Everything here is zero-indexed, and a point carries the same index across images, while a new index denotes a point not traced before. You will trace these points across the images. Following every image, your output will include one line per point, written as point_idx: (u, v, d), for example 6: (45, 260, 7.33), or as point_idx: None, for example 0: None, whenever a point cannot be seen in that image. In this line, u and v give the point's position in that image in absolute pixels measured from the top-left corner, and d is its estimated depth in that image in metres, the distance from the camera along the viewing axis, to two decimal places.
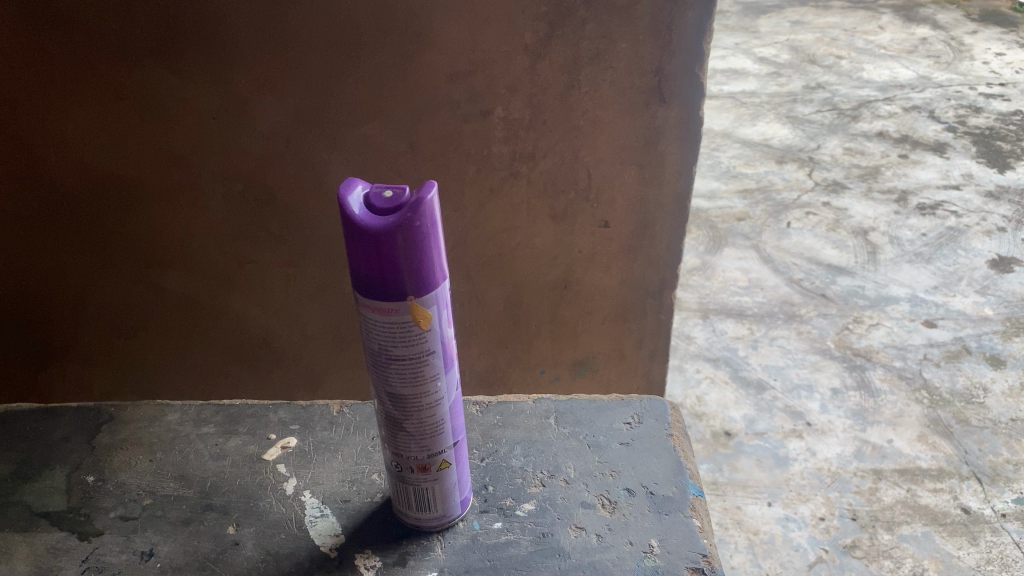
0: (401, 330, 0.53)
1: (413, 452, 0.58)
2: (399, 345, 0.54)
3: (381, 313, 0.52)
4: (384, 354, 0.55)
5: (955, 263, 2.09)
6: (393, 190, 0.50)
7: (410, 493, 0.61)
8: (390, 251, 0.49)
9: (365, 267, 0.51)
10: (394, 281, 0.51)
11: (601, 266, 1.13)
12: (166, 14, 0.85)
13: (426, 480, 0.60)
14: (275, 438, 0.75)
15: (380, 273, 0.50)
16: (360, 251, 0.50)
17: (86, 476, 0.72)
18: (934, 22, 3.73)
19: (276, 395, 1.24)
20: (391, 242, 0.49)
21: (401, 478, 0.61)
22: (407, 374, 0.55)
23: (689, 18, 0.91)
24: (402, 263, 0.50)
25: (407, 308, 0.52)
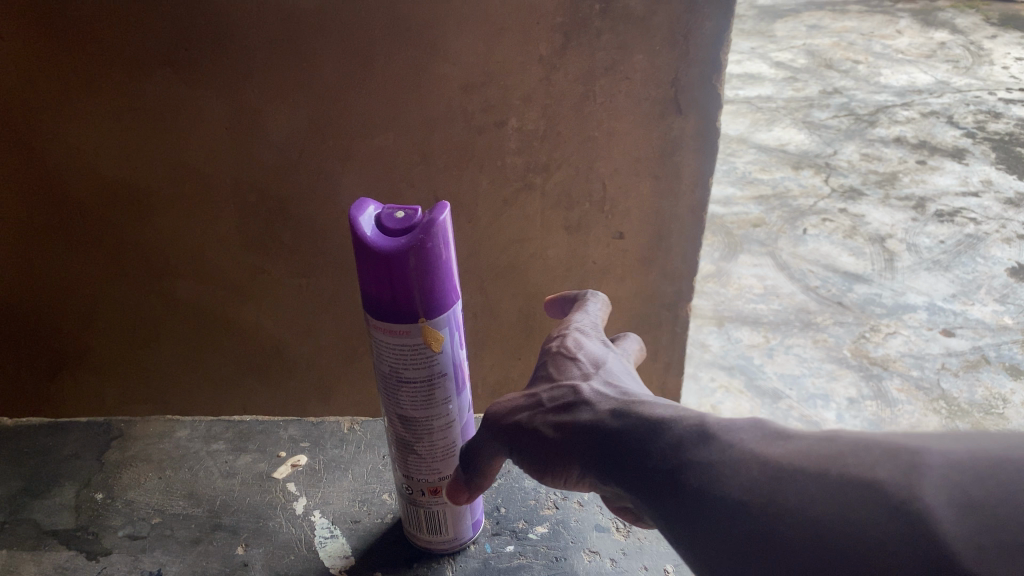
0: (413, 353, 0.52)
1: (424, 474, 0.58)
2: (411, 368, 0.53)
3: (392, 335, 0.51)
4: (395, 376, 0.54)
5: (974, 271, 2.06)
6: (405, 211, 0.50)
7: (420, 516, 0.60)
8: (401, 274, 0.49)
9: (375, 289, 0.50)
10: (405, 303, 0.50)
11: (615, 277, 1.11)
12: (180, 24, 0.85)
13: (438, 503, 0.59)
14: (285, 456, 0.76)
15: (391, 295, 0.50)
16: (371, 273, 0.49)
17: (95, 494, 0.72)
18: (952, 26, 3.69)
19: (288, 405, 1.23)
20: (402, 264, 0.48)
21: (411, 500, 0.60)
22: (419, 397, 0.54)
23: (707, 29, 0.90)
24: (413, 285, 0.49)
25: (419, 331, 0.51)
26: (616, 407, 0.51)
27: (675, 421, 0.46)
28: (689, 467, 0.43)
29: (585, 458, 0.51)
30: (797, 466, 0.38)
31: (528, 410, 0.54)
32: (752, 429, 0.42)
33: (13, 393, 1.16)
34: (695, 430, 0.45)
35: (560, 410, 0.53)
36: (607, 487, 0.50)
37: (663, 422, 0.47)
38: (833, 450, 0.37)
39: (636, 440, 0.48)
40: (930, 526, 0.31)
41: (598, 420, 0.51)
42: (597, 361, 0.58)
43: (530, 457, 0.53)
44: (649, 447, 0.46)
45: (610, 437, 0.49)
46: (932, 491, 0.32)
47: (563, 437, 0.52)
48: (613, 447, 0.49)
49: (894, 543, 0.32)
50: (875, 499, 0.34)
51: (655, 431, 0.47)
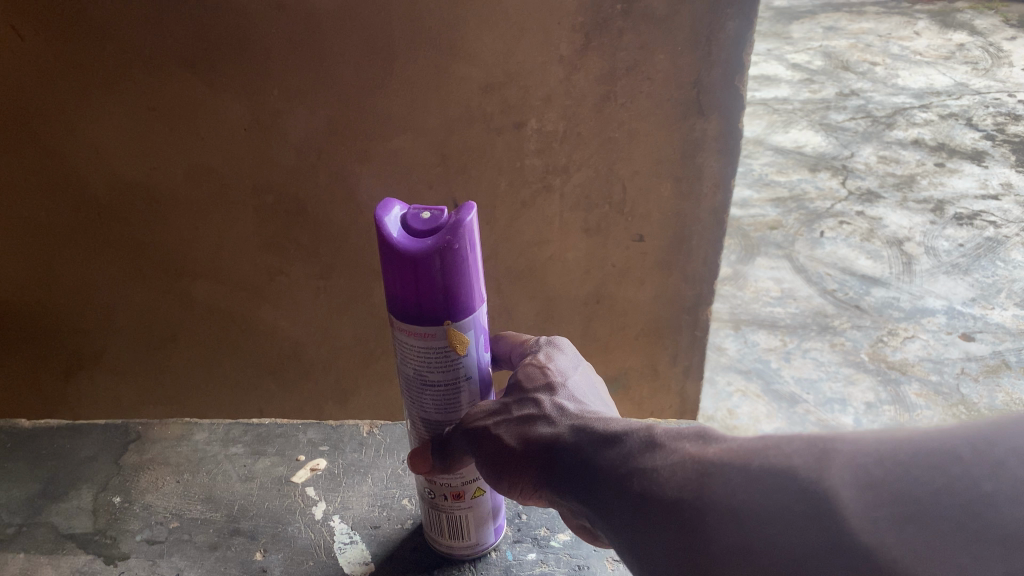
0: (437, 356, 0.52)
1: (446, 479, 0.56)
2: (435, 372, 0.52)
3: (417, 339, 0.51)
4: (418, 379, 0.53)
5: (993, 275, 2.03)
6: (431, 211, 0.49)
7: (441, 520, 0.60)
8: (427, 277, 0.48)
9: (401, 291, 0.49)
10: (430, 306, 0.49)
11: (634, 281, 1.10)
12: (199, 25, 0.84)
13: (460, 508, 0.58)
14: (304, 460, 0.75)
15: (417, 298, 0.49)
16: (397, 274, 0.48)
17: (113, 497, 0.71)
18: (971, 27, 3.65)
19: (305, 408, 1.22)
20: (429, 266, 0.47)
21: (432, 505, 0.59)
22: (443, 400, 0.54)
23: (730, 29, 0.89)
24: (439, 288, 0.48)
25: (445, 333, 0.50)
26: (579, 422, 0.51)
27: (627, 432, 0.48)
28: (632, 472, 0.45)
29: (547, 473, 0.50)
30: (725, 465, 0.40)
31: (494, 417, 0.53)
32: (692, 437, 0.44)
33: (31, 394, 1.16)
34: (643, 438, 0.46)
35: (525, 423, 0.52)
36: (564, 501, 0.50)
37: (618, 433, 0.48)
38: (756, 446, 0.40)
39: (591, 458, 0.48)
40: (837, 503, 0.34)
41: (561, 437, 0.51)
42: (566, 373, 0.57)
43: (491, 467, 0.52)
44: (603, 460, 0.47)
45: (569, 456, 0.49)
46: (842, 471, 0.35)
47: (524, 452, 0.51)
48: (572, 466, 0.49)
49: (804, 520, 0.35)
50: (791, 486, 0.36)
51: (610, 447, 0.48)
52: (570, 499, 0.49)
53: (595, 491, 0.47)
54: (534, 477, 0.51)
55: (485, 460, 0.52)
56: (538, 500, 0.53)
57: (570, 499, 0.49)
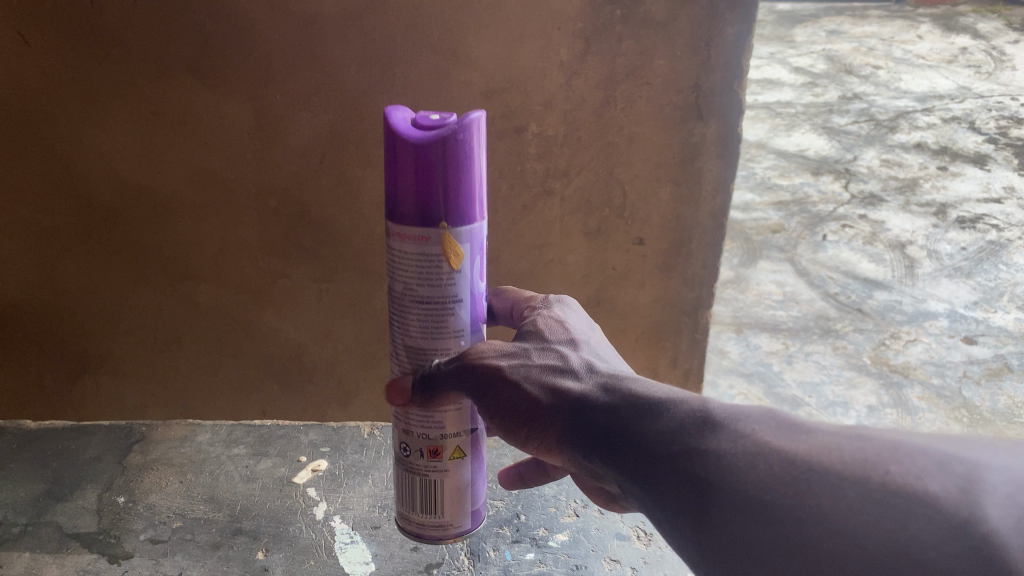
0: (430, 264, 0.55)
1: (426, 430, 0.61)
2: (423, 286, 0.56)
3: (410, 244, 0.55)
4: (406, 295, 0.57)
5: (996, 278, 2.02)
6: (440, 116, 0.54)
7: (414, 486, 0.63)
8: (428, 168, 0.52)
9: (403, 188, 0.53)
10: (428, 201, 0.53)
11: (634, 284, 1.08)
12: (203, 32, 0.88)
13: (436, 470, 0.61)
14: (305, 461, 0.85)
15: (417, 192, 0.53)
16: (401, 169, 0.53)
17: (117, 498, 0.79)
18: (974, 31, 3.63)
19: (307, 412, 1.15)
20: (431, 155, 0.52)
21: (406, 465, 0.63)
22: (428, 321, 0.58)
23: (728, 34, 0.92)
24: (438, 183, 0.53)
25: (439, 238, 0.54)
26: (605, 382, 0.57)
27: (670, 403, 0.53)
28: (710, 450, 0.49)
29: (573, 427, 0.56)
30: (839, 469, 0.45)
31: (515, 364, 0.57)
32: (763, 425, 0.49)
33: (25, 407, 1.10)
34: (699, 414, 0.51)
35: (549, 376, 0.57)
36: (585, 454, 0.56)
37: (660, 404, 0.53)
38: (868, 456, 0.45)
39: (629, 423, 0.53)
40: (995, 540, 0.39)
41: (589, 395, 0.56)
42: (580, 332, 0.62)
43: (513, 414, 0.57)
44: (651, 430, 0.52)
45: (601, 415, 0.55)
46: (991, 509, 0.41)
47: (550, 405, 0.56)
48: (604, 426, 0.55)
49: (955, 547, 0.40)
50: (937, 516, 0.41)
51: (655, 415, 0.53)
52: (598, 455, 0.55)
53: (652, 462, 0.51)
54: (557, 428, 0.57)
55: (505, 406, 0.57)
56: (550, 446, 0.58)
57: (597, 456, 0.55)
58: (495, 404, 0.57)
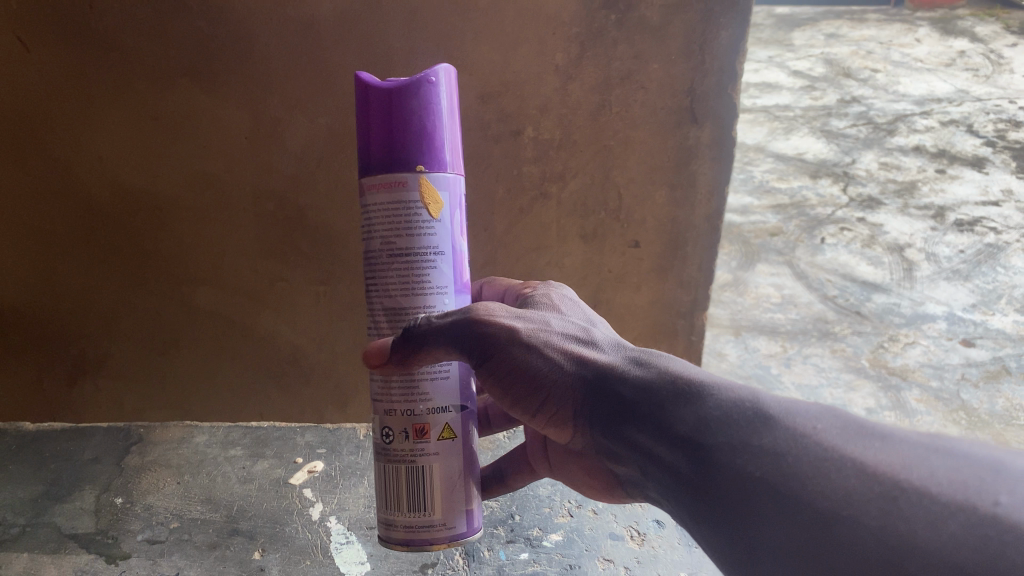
0: (409, 210, 0.59)
1: (413, 406, 0.61)
2: (403, 235, 0.59)
3: (388, 193, 0.59)
4: (387, 250, 0.60)
5: (994, 281, 2.03)
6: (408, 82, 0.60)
7: (401, 480, 0.61)
8: (403, 110, 0.58)
9: (380, 137, 0.58)
10: (404, 141, 0.58)
11: (630, 286, 1.07)
12: (203, 35, 0.90)
13: (424, 450, 0.61)
14: (302, 462, 0.88)
15: (394, 135, 0.58)
16: (376, 119, 0.58)
17: (115, 498, 0.82)
18: (972, 34, 3.66)
19: (305, 415, 1.11)
20: (405, 96, 0.57)
21: (391, 457, 0.61)
22: (409, 274, 0.60)
23: (723, 38, 0.93)
24: (413, 123, 0.58)
25: (416, 182, 0.58)
26: (629, 359, 0.60)
27: (709, 387, 0.55)
28: (775, 452, 0.49)
29: (598, 399, 0.59)
30: (929, 489, 0.44)
31: (536, 330, 0.60)
32: (832, 432, 0.50)
33: (23, 412, 1.07)
34: (750, 408, 0.53)
35: (570, 348, 0.60)
36: (608, 428, 0.59)
37: (697, 387, 0.55)
38: (969, 485, 0.44)
39: (664, 399, 0.55)
40: None
41: (615, 368, 0.59)
42: (586, 314, 0.66)
43: (534, 380, 0.59)
44: (694, 412, 0.54)
45: (629, 388, 0.57)
46: None
47: (573, 375, 0.59)
48: (632, 398, 0.57)
49: None
50: None
51: (696, 396, 0.55)
52: (626, 429, 0.57)
53: (699, 450, 0.52)
54: (579, 397, 0.59)
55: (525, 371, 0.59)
56: (566, 419, 0.61)
57: (626, 429, 0.57)
58: (513, 368, 0.59)
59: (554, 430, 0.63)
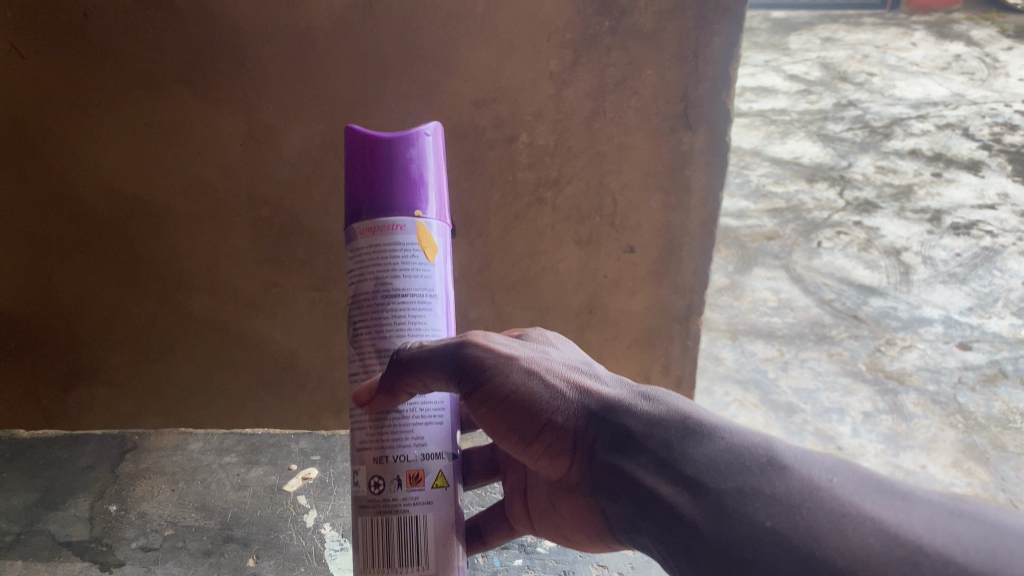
0: (405, 252, 0.60)
1: (406, 450, 0.59)
2: (401, 276, 0.60)
3: (385, 235, 0.60)
4: (382, 290, 0.60)
5: (990, 285, 2.04)
6: None
7: (393, 531, 0.58)
8: (399, 159, 0.61)
9: (377, 183, 0.60)
10: (402, 187, 0.61)
11: (626, 292, 1.08)
12: (193, 43, 0.89)
13: (417, 497, 0.59)
14: (297, 469, 0.89)
15: (392, 181, 0.60)
16: (373, 170, 0.60)
17: (109, 505, 0.83)
18: (968, 38, 3.68)
19: (300, 422, 1.13)
20: (401, 147, 0.61)
21: (382, 507, 0.59)
22: (406, 313, 0.60)
23: (716, 44, 0.93)
24: (409, 171, 0.61)
25: (414, 226, 0.60)
26: (631, 392, 0.59)
27: (720, 429, 0.53)
28: (789, 503, 0.47)
29: (600, 432, 0.58)
30: (955, 557, 0.42)
31: (534, 361, 0.60)
32: (847, 483, 0.48)
33: (22, 417, 1.08)
34: (764, 454, 0.51)
35: (571, 380, 0.60)
36: (608, 462, 0.57)
37: (706, 429, 0.54)
38: (996, 555, 0.41)
39: (675, 436, 0.54)
40: None
41: (618, 401, 0.58)
42: (577, 352, 0.66)
43: (533, 411, 0.58)
44: (706, 454, 0.52)
45: (635, 420, 0.56)
46: None
47: (574, 406, 0.58)
48: (637, 431, 0.56)
49: None
50: None
51: (709, 437, 0.53)
52: (630, 462, 0.55)
53: (710, 495, 0.50)
54: (578, 429, 0.58)
55: (524, 398, 0.58)
56: (561, 452, 0.60)
57: (630, 462, 0.55)
58: (512, 395, 0.58)
59: (547, 465, 0.61)
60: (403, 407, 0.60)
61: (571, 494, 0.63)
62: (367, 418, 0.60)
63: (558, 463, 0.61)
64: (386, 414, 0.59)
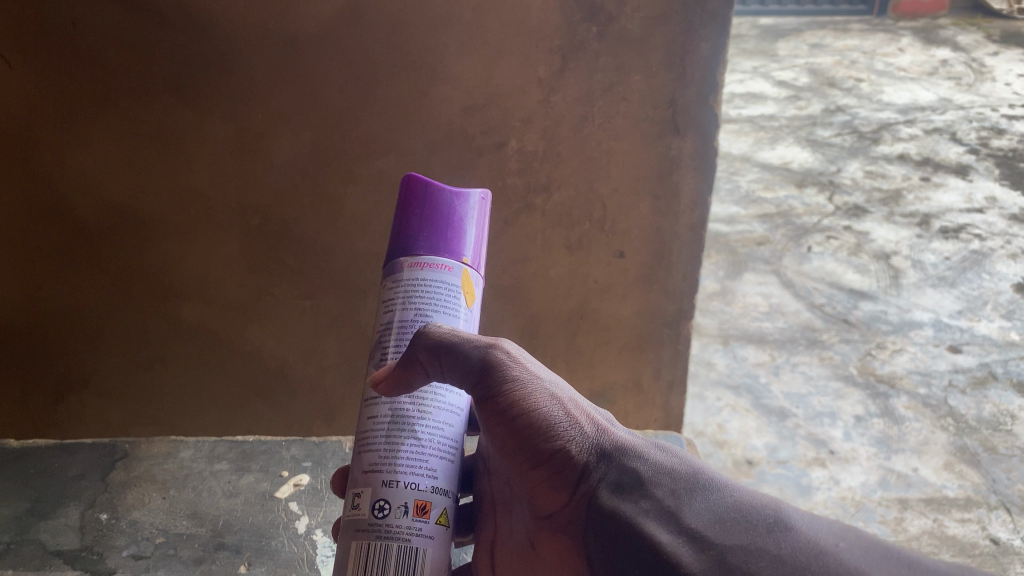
0: (450, 293, 0.57)
1: (416, 478, 0.53)
2: (441, 311, 0.57)
3: (433, 271, 0.57)
4: (420, 322, 0.57)
5: (979, 288, 2.06)
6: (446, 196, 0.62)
7: (389, 564, 0.51)
8: (457, 213, 0.59)
9: (431, 229, 0.58)
10: (455, 239, 0.58)
11: (617, 296, 1.09)
12: (184, 52, 0.88)
13: (421, 532, 0.52)
14: (288, 475, 0.95)
15: (448, 231, 0.58)
16: (429, 215, 0.58)
17: (100, 514, 0.87)
18: (954, 43, 3.72)
19: (291, 428, 1.15)
20: (462, 203, 0.59)
21: (383, 534, 0.51)
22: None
23: (703, 50, 0.94)
24: (463, 227, 0.59)
25: (460, 272, 0.58)
26: (650, 447, 0.57)
27: (729, 487, 0.53)
28: (794, 565, 0.47)
29: (607, 475, 0.55)
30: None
31: (559, 390, 0.57)
32: (854, 544, 0.47)
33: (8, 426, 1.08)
34: (771, 515, 0.50)
35: (593, 418, 0.57)
36: (609, 506, 0.54)
37: (717, 486, 0.53)
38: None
39: (684, 487, 0.53)
40: None
41: (632, 448, 0.56)
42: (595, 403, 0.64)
43: (548, 437, 0.55)
44: (713, 507, 0.52)
45: (645, 468, 0.55)
46: None
47: (588, 443, 0.56)
48: (646, 479, 0.54)
49: None
50: None
51: (718, 492, 0.53)
52: (631, 507, 0.53)
53: (712, 550, 0.49)
54: (586, 468, 0.55)
55: (541, 421, 0.55)
56: (563, 486, 0.56)
57: (631, 507, 0.53)
58: (529, 414, 0.54)
59: (543, 495, 0.57)
60: (420, 433, 0.54)
61: (554, 537, 0.59)
62: (381, 437, 0.54)
63: (552, 498, 0.57)
64: (401, 436, 0.54)
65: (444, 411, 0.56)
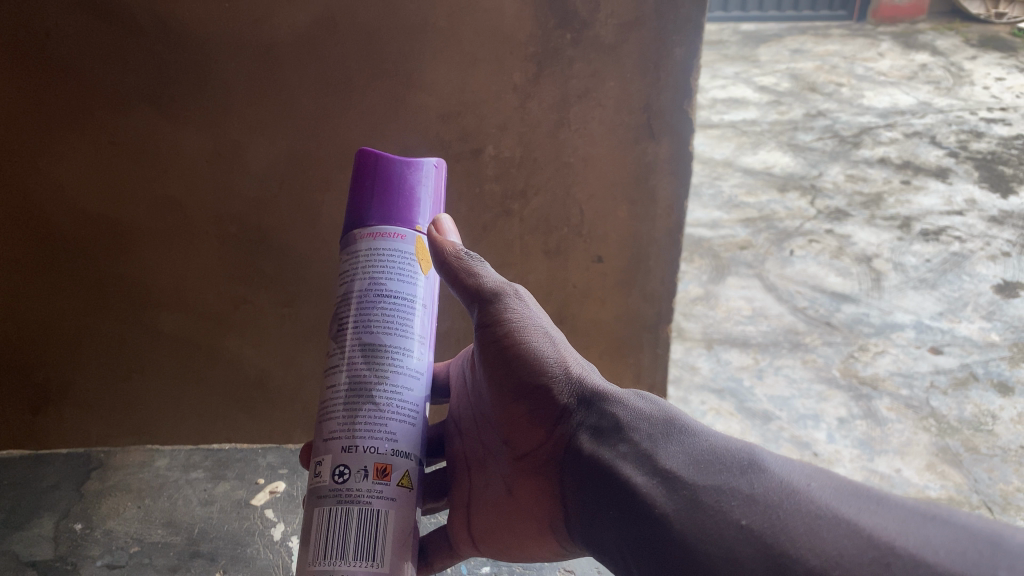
0: (402, 259, 0.64)
1: (375, 440, 0.59)
2: (399, 272, 0.64)
3: (387, 241, 0.64)
4: (374, 291, 0.63)
5: (960, 289, 2.08)
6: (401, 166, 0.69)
7: (350, 523, 0.57)
8: (411, 186, 0.66)
9: (386, 201, 0.65)
10: (410, 209, 0.66)
11: (596, 301, 1.11)
12: (159, 62, 0.88)
13: (383, 492, 0.58)
14: (265, 483, 1.06)
15: (404, 202, 0.66)
16: (381, 187, 0.65)
17: (74, 525, 0.97)
18: (933, 48, 3.76)
19: (273, 436, 1.16)
20: (417, 175, 0.66)
21: (343, 498, 0.58)
22: (394, 315, 0.63)
23: (677, 55, 0.94)
24: (417, 198, 0.66)
25: (413, 239, 0.65)
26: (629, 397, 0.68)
27: (704, 432, 0.61)
28: (765, 504, 0.53)
29: (587, 419, 0.67)
30: (925, 558, 0.46)
31: (552, 339, 0.70)
32: (820, 481, 0.54)
33: None
34: (746, 458, 0.57)
35: (579, 372, 0.69)
36: (590, 445, 0.65)
37: (694, 429, 0.62)
38: (965, 558, 0.45)
39: (659, 432, 0.62)
40: None
41: (613, 397, 0.67)
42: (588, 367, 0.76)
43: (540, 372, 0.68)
44: (687, 450, 0.60)
45: (624, 414, 0.65)
46: None
47: (573, 388, 0.68)
48: (624, 423, 0.64)
49: None
50: None
51: (691, 437, 0.61)
52: (607, 447, 0.63)
53: (684, 492, 0.56)
54: (569, 409, 0.68)
55: (538, 363, 0.68)
56: (547, 421, 0.68)
57: (608, 447, 0.63)
58: (524, 350, 0.68)
59: (531, 430, 0.70)
60: (378, 398, 0.60)
61: (533, 476, 0.71)
62: (340, 407, 0.61)
63: (536, 435, 0.70)
64: (359, 402, 0.60)
65: (404, 375, 0.62)
